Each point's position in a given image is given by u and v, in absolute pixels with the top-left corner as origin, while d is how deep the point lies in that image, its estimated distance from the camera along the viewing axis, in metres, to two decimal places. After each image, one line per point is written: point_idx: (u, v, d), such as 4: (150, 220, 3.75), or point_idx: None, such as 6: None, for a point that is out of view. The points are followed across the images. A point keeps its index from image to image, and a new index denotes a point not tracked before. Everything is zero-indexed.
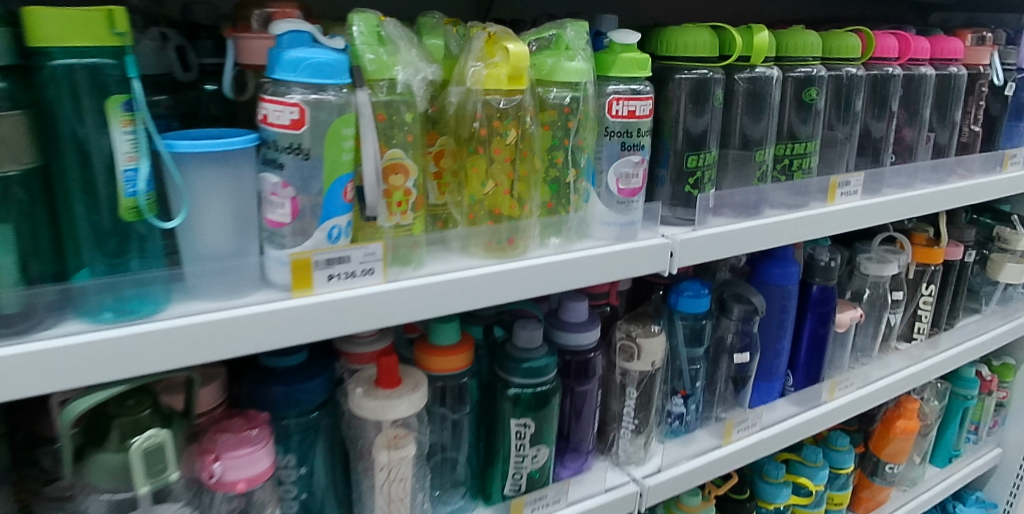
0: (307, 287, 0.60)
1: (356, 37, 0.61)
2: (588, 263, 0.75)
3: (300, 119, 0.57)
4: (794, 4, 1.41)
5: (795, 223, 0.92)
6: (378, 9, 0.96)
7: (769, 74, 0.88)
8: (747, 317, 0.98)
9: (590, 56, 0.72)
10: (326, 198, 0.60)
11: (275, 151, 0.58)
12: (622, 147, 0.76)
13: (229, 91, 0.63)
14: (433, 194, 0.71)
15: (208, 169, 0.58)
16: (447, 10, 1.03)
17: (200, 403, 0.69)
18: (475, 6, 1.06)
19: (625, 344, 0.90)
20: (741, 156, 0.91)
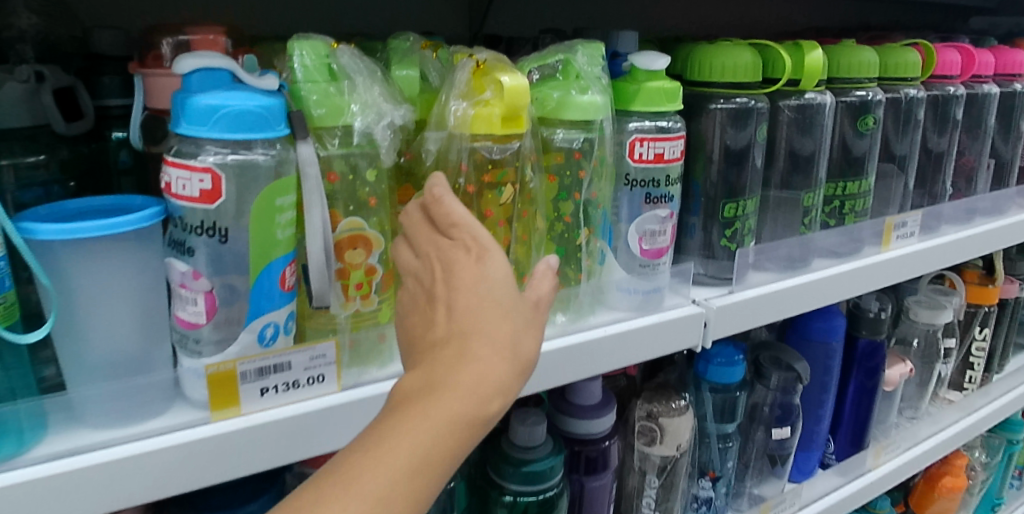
0: (231, 406, 0.45)
1: (297, 71, 0.45)
2: (602, 346, 0.59)
3: (213, 190, 0.41)
4: (824, 10, 1.25)
5: (845, 277, 0.77)
6: (348, 25, 0.81)
7: (820, 100, 0.72)
8: (787, 385, 0.83)
9: (607, 86, 0.56)
10: (253, 290, 0.44)
11: (183, 231, 0.43)
12: (646, 199, 0.60)
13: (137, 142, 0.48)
14: None
15: (91, 256, 0.43)
16: (432, 25, 0.88)
17: None
18: (465, 20, 0.91)
19: (645, 425, 0.76)
20: (782, 199, 0.76)
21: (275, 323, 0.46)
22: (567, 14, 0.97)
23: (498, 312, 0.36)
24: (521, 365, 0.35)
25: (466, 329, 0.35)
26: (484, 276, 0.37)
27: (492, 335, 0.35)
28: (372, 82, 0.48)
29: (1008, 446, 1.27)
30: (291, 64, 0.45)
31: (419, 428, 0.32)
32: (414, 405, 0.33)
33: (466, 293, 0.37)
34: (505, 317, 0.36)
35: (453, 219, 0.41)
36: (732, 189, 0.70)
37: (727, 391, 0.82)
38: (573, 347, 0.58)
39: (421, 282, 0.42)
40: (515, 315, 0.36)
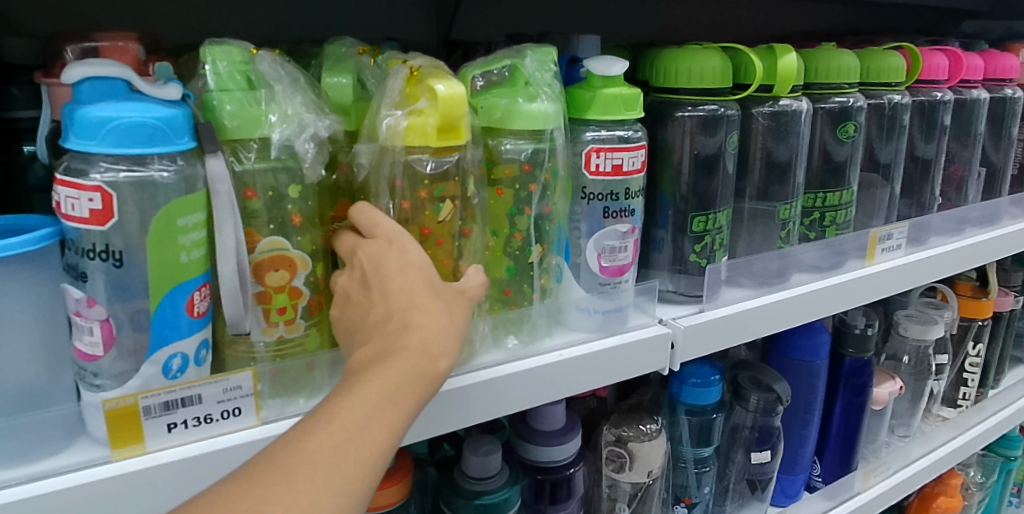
0: (134, 444, 0.41)
1: (209, 79, 0.41)
2: (557, 371, 0.55)
3: (103, 210, 0.37)
4: (810, 16, 1.22)
5: (824, 293, 0.73)
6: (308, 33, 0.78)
7: (797, 107, 0.68)
8: (768, 407, 0.79)
9: (558, 93, 0.52)
10: (155, 319, 0.40)
11: (76, 256, 0.39)
12: (604, 213, 0.56)
13: (42, 156, 0.44)
14: None
15: None
16: (397, 34, 0.85)
17: None
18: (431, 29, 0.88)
19: (614, 451, 0.72)
20: (758, 211, 0.72)
21: (183, 354, 0.42)
22: (538, 21, 0.94)
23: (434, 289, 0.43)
24: (456, 330, 0.43)
25: (409, 303, 0.42)
26: (410, 261, 0.44)
27: (427, 309, 0.42)
28: (293, 91, 0.44)
29: (1005, 464, 1.21)
30: (205, 72, 0.42)
31: (374, 390, 0.38)
32: (371, 370, 0.39)
33: (397, 276, 0.43)
34: (434, 297, 0.43)
35: (373, 221, 0.46)
36: (704, 200, 0.65)
37: (703, 413, 0.78)
38: (525, 374, 0.54)
39: (353, 279, 0.45)
40: (439, 291, 0.44)
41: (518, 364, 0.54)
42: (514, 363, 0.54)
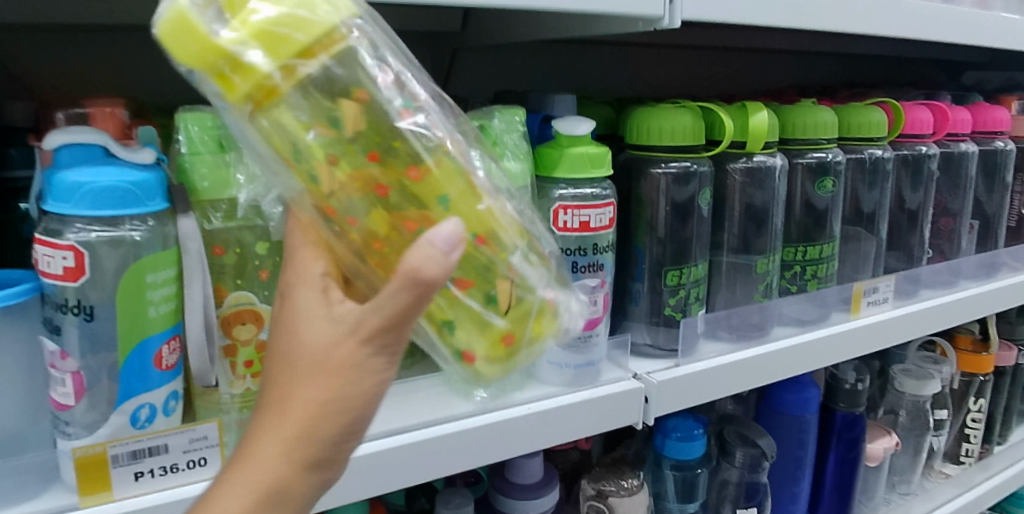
0: (100, 491, 0.42)
1: (181, 144, 0.45)
2: (526, 423, 0.56)
3: (76, 267, 0.40)
4: (805, 68, 1.24)
5: (806, 348, 0.73)
6: None
7: (771, 163, 0.69)
8: (753, 462, 0.78)
9: (526, 153, 0.54)
10: (123, 370, 0.42)
11: (51, 310, 0.41)
12: (573, 269, 0.58)
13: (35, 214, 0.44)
14: None
15: None
16: None
17: None
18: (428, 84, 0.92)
19: (593, 505, 0.71)
20: (737, 265, 0.73)
21: (152, 404, 0.43)
22: (533, 76, 0.97)
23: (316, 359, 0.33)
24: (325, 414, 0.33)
25: (287, 373, 0.34)
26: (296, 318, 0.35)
27: (293, 393, 0.33)
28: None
29: None
30: (179, 138, 0.45)
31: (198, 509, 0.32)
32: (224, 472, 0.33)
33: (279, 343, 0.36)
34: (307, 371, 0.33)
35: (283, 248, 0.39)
36: (678, 255, 0.67)
37: (687, 468, 0.77)
38: (496, 427, 0.54)
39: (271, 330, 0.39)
40: (311, 358, 0.33)
41: (488, 417, 0.55)
42: (484, 416, 0.55)
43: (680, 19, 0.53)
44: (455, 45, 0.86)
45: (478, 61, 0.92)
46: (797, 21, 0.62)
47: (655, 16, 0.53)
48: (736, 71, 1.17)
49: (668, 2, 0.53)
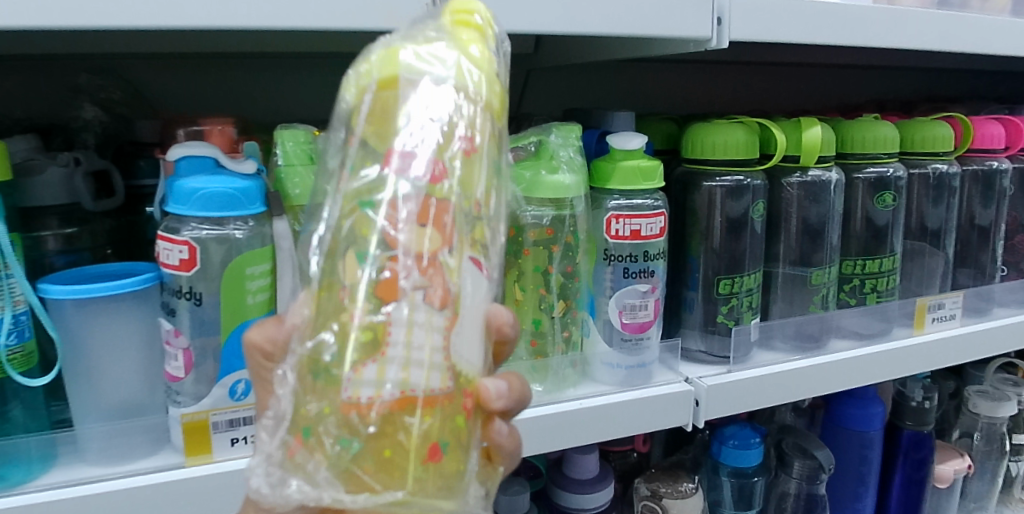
0: (203, 453, 0.49)
1: (279, 158, 0.52)
2: (579, 417, 0.59)
3: (190, 259, 0.47)
4: (891, 83, 1.21)
5: (865, 361, 0.73)
6: None
7: (827, 177, 0.71)
8: (812, 475, 0.78)
9: (581, 166, 0.59)
10: (224, 349, 0.49)
11: (168, 295, 0.48)
12: (624, 274, 0.61)
13: (158, 216, 0.52)
14: None
15: (101, 311, 0.48)
16: None
17: None
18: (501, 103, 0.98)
19: (646, 505, 0.73)
20: (793, 277, 0.74)
21: (247, 380, 0.49)
22: (604, 94, 1.00)
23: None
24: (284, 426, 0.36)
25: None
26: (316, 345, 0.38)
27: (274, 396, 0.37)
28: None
29: None
30: (276, 152, 0.52)
31: None
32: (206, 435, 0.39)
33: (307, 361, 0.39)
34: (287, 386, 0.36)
35: None
36: (730, 264, 0.69)
37: (744, 476, 0.78)
38: (549, 419, 0.58)
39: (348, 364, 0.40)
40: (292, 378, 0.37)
41: (542, 409, 0.58)
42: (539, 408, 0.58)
43: (728, 39, 0.57)
44: (527, 67, 0.92)
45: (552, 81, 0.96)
46: (851, 38, 0.63)
47: (703, 37, 0.57)
48: (818, 85, 1.14)
49: (717, 24, 0.57)
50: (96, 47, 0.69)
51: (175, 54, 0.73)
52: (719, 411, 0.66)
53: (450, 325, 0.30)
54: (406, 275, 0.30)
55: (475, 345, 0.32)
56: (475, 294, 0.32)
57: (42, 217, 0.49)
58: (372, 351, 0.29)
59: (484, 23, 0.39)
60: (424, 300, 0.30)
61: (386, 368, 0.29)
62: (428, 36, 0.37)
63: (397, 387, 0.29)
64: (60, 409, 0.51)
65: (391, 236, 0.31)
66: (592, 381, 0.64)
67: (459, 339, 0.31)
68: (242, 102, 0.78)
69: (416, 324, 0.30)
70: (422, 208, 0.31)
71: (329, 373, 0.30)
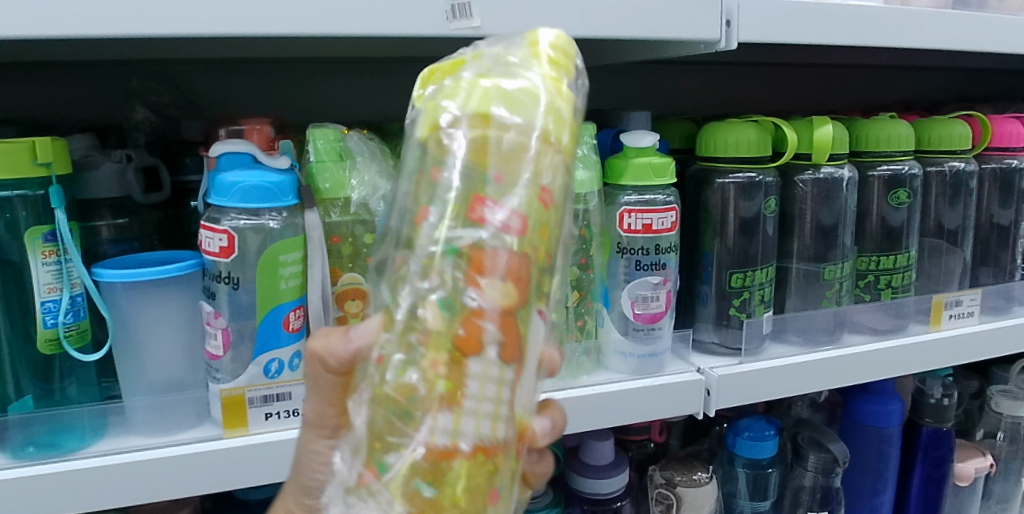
0: (240, 426, 0.53)
1: (311, 154, 0.56)
2: (591, 403, 0.62)
3: (229, 246, 0.51)
4: (919, 83, 1.20)
5: (881, 355, 0.74)
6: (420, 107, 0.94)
7: (839, 174, 0.72)
8: (826, 468, 0.79)
9: (595, 162, 0.62)
10: (260, 331, 0.52)
11: (209, 280, 0.53)
12: (636, 266, 0.64)
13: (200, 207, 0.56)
14: None
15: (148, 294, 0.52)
16: None
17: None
18: None
19: (661, 493, 0.75)
20: (807, 273, 0.76)
21: (280, 359, 0.53)
22: (629, 97, 1.00)
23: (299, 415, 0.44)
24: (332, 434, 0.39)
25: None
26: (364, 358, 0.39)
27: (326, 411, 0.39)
28: (372, 161, 0.58)
29: None
30: (309, 150, 0.56)
31: None
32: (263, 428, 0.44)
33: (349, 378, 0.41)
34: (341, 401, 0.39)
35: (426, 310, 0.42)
36: (742, 259, 0.71)
37: (760, 467, 0.79)
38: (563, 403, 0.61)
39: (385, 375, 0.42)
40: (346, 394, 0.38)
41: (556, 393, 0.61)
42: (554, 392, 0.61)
43: (736, 41, 0.59)
44: None
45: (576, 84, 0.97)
46: (861, 38, 0.65)
47: (712, 39, 0.59)
48: (845, 85, 1.14)
49: (726, 26, 0.59)
50: (146, 54, 0.74)
51: (218, 59, 0.78)
52: (731, 401, 0.67)
53: (517, 379, 0.32)
54: (486, 333, 0.31)
55: (528, 392, 0.34)
56: (536, 344, 0.34)
57: (97, 209, 0.54)
58: (433, 401, 0.31)
59: (562, 43, 0.38)
60: (497, 356, 0.31)
61: (461, 418, 0.31)
62: (513, 63, 0.36)
63: (469, 442, 0.31)
64: (111, 385, 0.56)
65: (470, 289, 0.31)
66: (605, 370, 0.66)
67: (521, 389, 0.33)
68: (278, 106, 0.82)
69: (483, 380, 0.31)
70: (493, 256, 0.31)
71: (407, 418, 0.31)
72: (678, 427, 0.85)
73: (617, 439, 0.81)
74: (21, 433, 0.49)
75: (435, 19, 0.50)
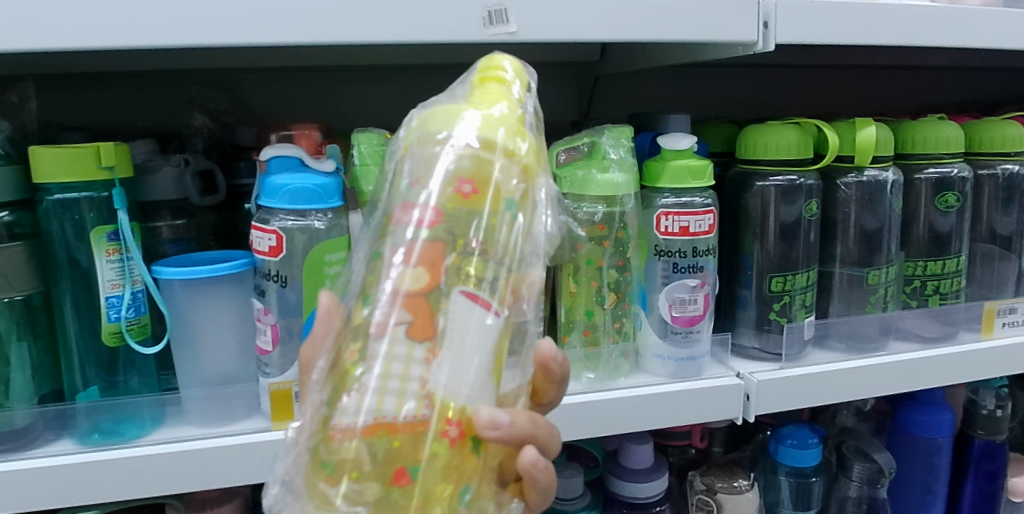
0: (289, 420, 0.53)
1: (357, 158, 0.58)
2: (630, 403, 0.62)
3: (277, 246, 0.52)
4: (973, 84, 1.17)
5: (929, 363, 0.71)
6: None
7: (884, 177, 0.71)
8: (872, 479, 0.77)
9: (633, 165, 0.62)
10: (304, 329, 0.54)
11: (259, 278, 0.54)
12: (673, 269, 0.64)
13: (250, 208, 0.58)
14: None
15: (203, 290, 0.54)
16: (546, 107, 0.97)
17: None
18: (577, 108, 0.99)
19: (701, 500, 0.74)
20: (852, 278, 0.74)
21: None
22: (670, 101, 1.00)
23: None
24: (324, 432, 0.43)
25: None
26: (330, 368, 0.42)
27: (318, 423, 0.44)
28: None
29: None
30: (353, 153, 0.58)
31: None
32: None
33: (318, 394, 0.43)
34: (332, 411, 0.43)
35: None
36: (783, 262, 0.70)
37: (804, 475, 0.77)
38: (601, 403, 0.61)
39: None
40: None
41: (573, 396, 0.60)
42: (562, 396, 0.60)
43: (774, 42, 0.58)
44: (595, 73, 0.93)
45: (617, 88, 0.98)
46: (908, 39, 0.63)
47: (749, 41, 0.59)
48: (895, 88, 1.12)
49: (763, 27, 0.59)
50: (206, 63, 0.77)
51: (272, 68, 0.82)
52: (774, 405, 0.66)
53: (429, 358, 0.35)
54: (394, 314, 0.35)
55: (470, 374, 0.35)
56: (479, 337, 0.35)
57: (157, 211, 0.57)
58: (358, 381, 0.35)
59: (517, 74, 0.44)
60: (406, 334, 0.35)
61: (366, 395, 0.34)
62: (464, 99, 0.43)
63: (371, 415, 0.33)
64: (170, 378, 0.59)
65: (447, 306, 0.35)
66: (642, 371, 0.66)
67: (439, 368, 0.34)
68: (327, 113, 0.85)
69: (396, 357, 0.34)
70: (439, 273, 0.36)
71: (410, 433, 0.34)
72: (721, 433, 0.84)
73: (657, 443, 0.81)
74: (88, 420, 0.51)
75: (474, 26, 0.52)
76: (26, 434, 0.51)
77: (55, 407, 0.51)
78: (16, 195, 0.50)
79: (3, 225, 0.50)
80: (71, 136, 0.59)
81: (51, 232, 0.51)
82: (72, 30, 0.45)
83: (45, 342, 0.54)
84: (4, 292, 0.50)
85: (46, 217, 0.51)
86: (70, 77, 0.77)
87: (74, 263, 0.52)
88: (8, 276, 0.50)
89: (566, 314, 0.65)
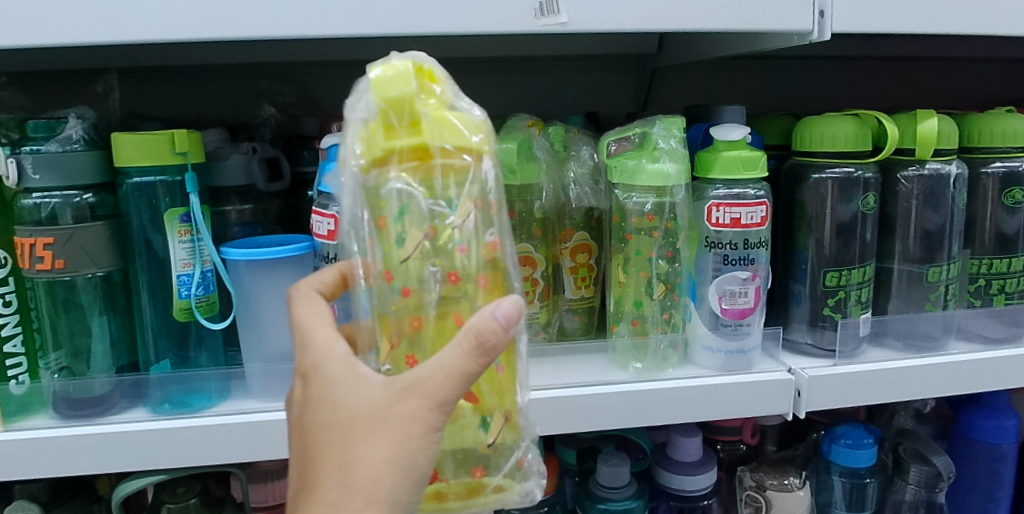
0: None
1: (500, 153, 0.61)
2: (678, 393, 0.61)
3: (335, 230, 0.54)
4: None
5: (994, 363, 0.69)
6: (519, 105, 0.96)
7: (947, 170, 0.69)
8: (930, 482, 0.76)
9: (683, 155, 0.61)
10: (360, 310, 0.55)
11: (319, 260, 0.57)
12: (724, 261, 0.63)
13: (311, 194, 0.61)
14: (570, 288, 0.69)
15: (267, 272, 0.57)
16: (601, 100, 0.97)
17: (267, 496, 0.67)
18: (632, 101, 0.99)
19: (750, 496, 0.73)
20: (912, 275, 0.72)
21: None
22: (727, 94, 1.00)
23: (355, 413, 0.38)
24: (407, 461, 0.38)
25: (336, 422, 0.39)
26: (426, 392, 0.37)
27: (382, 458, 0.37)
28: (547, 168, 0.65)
29: None
30: None
31: (364, 488, 0.37)
32: (369, 452, 0.37)
33: (397, 428, 0.37)
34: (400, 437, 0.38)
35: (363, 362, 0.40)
36: (839, 258, 0.68)
37: (858, 476, 0.75)
38: (649, 392, 0.61)
39: (348, 418, 0.38)
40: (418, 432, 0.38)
41: (621, 386, 0.61)
42: (570, 390, 0.60)
43: (831, 31, 0.57)
44: (652, 65, 0.93)
45: (673, 81, 0.98)
46: (975, 28, 0.61)
47: (804, 30, 0.58)
48: (962, 81, 1.08)
49: (819, 16, 0.58)
50: (273, 56, 0.81)
51: (336, 62, 0.85)
52: (827, 401, 0.65)
53: None
54: None
55: None
56: None
57: (226, 196, 0.60)
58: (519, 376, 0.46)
59: None
60: None
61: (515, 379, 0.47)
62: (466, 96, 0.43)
63: None
64: (236, 355, 0.62)
65: None
66: (692, 361, 0.66)
67: None
68: None
69: None
70: None
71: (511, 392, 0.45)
72: (773, 431, 0.82)
73: (707, 438, 0.80)
74: (159, 391, 0.55)
75: (526, 16, 0.53)
76: (103, 402, 0.54)
77: (131, 377, 0.55)
78: (98, 178, 0.54)
79: (88, 205, 0.53)
80: (150, 124, 0.62)
81: (129, 213, 0.55)
82: (152, 24, 0.48)
83: (123, 317, 0.58)
84: (87, 268, 0.53)
85: (125, 200, 0.54)
86: (151, 71, 0.82)
87: (149, 243, 0.56)
88: (91, 254, 0.53)
89: (615, 304, 0.67)
